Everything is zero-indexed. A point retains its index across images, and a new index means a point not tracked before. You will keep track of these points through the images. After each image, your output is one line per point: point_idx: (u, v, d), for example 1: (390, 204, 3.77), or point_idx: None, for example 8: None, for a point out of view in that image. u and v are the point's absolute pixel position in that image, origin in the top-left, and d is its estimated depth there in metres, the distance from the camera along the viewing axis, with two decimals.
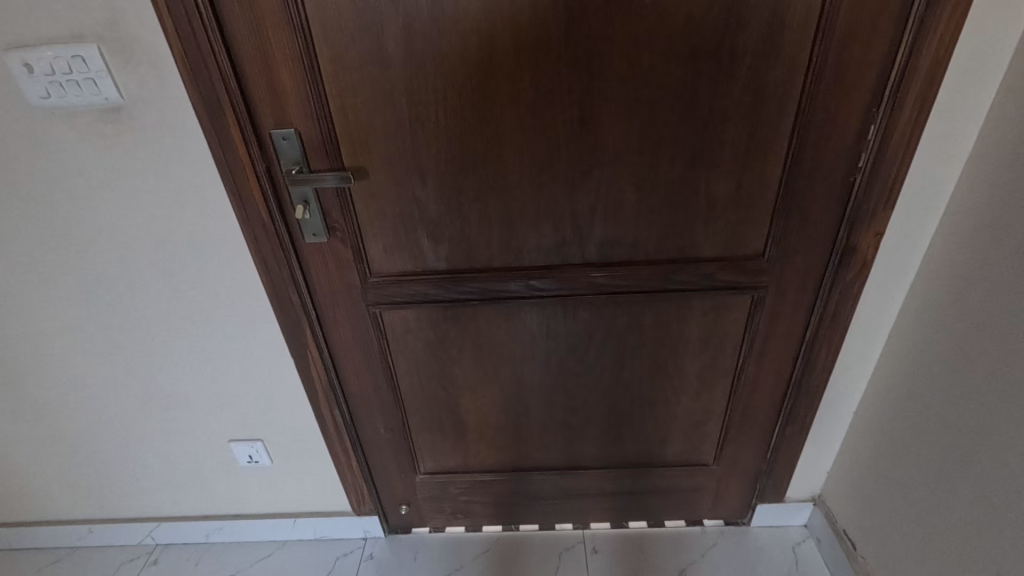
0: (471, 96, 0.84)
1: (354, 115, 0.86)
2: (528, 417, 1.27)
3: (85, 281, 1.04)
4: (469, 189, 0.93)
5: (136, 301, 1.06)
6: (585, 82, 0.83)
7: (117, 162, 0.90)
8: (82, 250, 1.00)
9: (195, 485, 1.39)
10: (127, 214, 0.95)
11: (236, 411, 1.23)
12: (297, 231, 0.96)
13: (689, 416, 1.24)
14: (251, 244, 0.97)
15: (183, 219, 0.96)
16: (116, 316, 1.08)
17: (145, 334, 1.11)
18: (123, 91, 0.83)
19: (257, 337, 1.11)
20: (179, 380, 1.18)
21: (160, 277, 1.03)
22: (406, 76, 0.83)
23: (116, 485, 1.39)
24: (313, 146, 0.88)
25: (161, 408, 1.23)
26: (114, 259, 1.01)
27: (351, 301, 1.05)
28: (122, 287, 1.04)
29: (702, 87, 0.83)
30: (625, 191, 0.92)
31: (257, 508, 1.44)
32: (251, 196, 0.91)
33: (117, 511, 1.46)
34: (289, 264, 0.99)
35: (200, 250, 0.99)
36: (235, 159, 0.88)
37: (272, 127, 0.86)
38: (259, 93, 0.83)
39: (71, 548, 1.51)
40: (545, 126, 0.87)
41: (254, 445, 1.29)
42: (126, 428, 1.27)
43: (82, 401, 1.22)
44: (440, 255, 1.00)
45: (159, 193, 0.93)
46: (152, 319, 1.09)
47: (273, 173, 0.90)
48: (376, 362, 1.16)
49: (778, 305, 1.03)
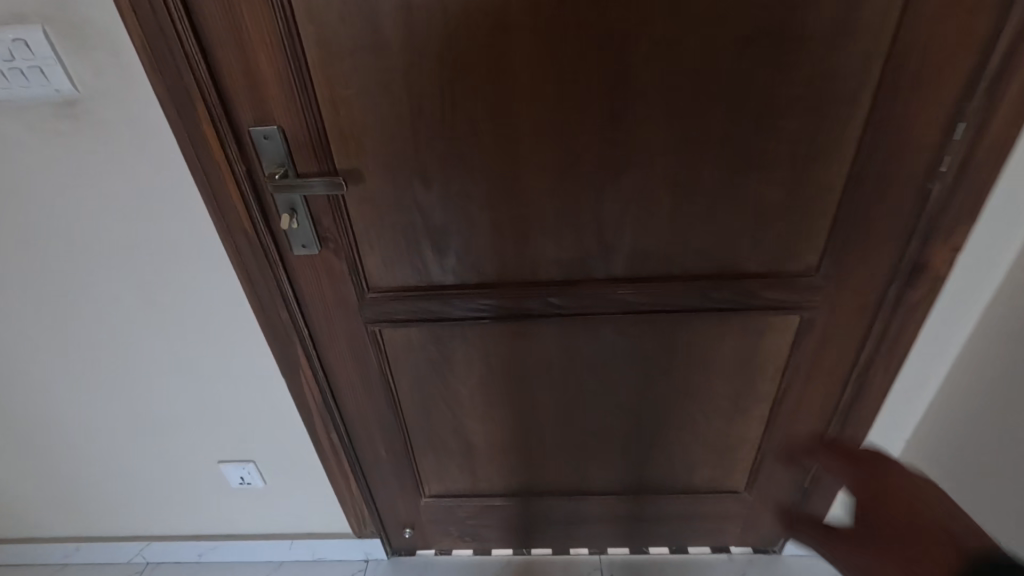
0: (484, 89, 0.72)
1: (347, 109, 0.73)
2: (542, 440, 1.16)
3: (53, 294, 0.94)
4: (480, 195, 0.80)
5: (112, 316, 0.96)
6: (618, 71, 0.70)
7: (76, 163, 0.79)
8: (48, 260, 0.90)
9: (185, 505, 1.30)
10: (93, 222, 0.85)
11: (225, 431, 1.14)
12: (284, 242, 0.84)
13: (720, 442, 1.13)
14: (233, 256, 0.86)
15: (158, 227, 0.85)
16: (91, 330, 0.99)
17: (123, 351, 1.01)
18: (77, 83, 0.72)
19: (246, 354, 1.01)
20: (162, 398, 1.09)
21: (136, 290, 0.93)
22: (407, 65, 0.70)
23: (102, 503, 1.31)
24: (300, 146, 0.76)
25: (145, 426, 1.14)
26: (84, 271, 0.91)
27: (347, 317, 0.94)
28: (95, 300, 0.94)
29: (758, 77, 0.70)
30: (659, 198, 0.80)
31: (252, 528, 1.35)
32: (230, 203, 0.80)
33: (105, 529, 1.38)
34: (276, 278, 0.88)
35: (178, 261, 0.89)
36: (210, 161, 0.76)
37: (252, 124, 0.74)
38: (235, 84, 0.71)
39: (59, 566, 1.43)
40: (569, 124, 0.74)
41: (247, 466, 1.20)
42: (110, 445, 1.18)
43: (60, 417, 1.13)
44: (447, 269, 0.89)
45: (127, 199, 0.82)
46: (129, 334, 0.99)
47: (254, 176, 0.78)
48: (377, 383, 1.05)
49: (829, 326, 0.91)
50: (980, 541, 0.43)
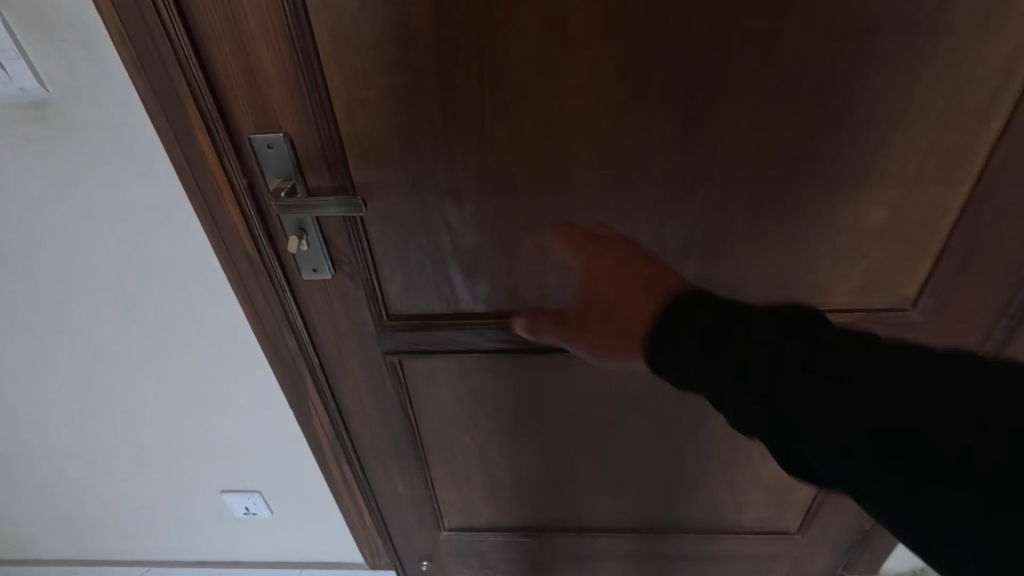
0: (532, 90, 0.59)
1: (367, 114, 0.61)
2: (574, 477, 1.05)
3: (32, 317, 0.84)
4: (521, 214, 0.68)
5: (103, 342, 0.87)
6: (697, 69, 0.57)
7: (48, 172, 0.68)
8: (23, 280, 0.79)
9: (186, 530, 1.23)
10: (72, 238, 0.74)
11: (227, 458, 1.06)
12: (292, 265, 0.73)
13: (774, 482, 1.02)
14: (233, 279, 0.74)
15: (149, 246, 0.74)
16: (76, 354, 0.89)
17: (113, 375, 0.92)
18: (45, 79, 0.60)
19: (251, 381, 0.91)
20: (158, 424, 1.00)
21: (124, 312, 0.83)
22: (438, 60, 0.58)
23: (99, 528, 1.23)
24: (310, 157, 0.64)
25: (141, 452, 1.06)
26: (63, 292, 0.81)
27: (362, 346, 0.83)
28: (83, 325, 0.85)
29: (871, 76, 0.57)
30: (733, 222, 0.68)
31: (259, 555, 1.28)
32: (228, 221, 0.68)
33: (103, 554, 1.30)
34: (283, 304, 0.77)
35: (171, 281, 0.78)
36: (204, 174, 0.64)
37: (253, 131, 0.62)
38: (233, 83, 0.59)
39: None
40: (632, 132, 0.62)
41: (251, 496, 1.12)
42: (103, 471, 1.10)
43: (48, 443, 1.05)
44: (478, 296, 0.77)
45: (110, 213, 0.71)
46: (119, 359, 0.89)
47: (256, 191, 0.66)
48: (394, 414, 0.94)
49: None
50: (676, 287, 0.50)
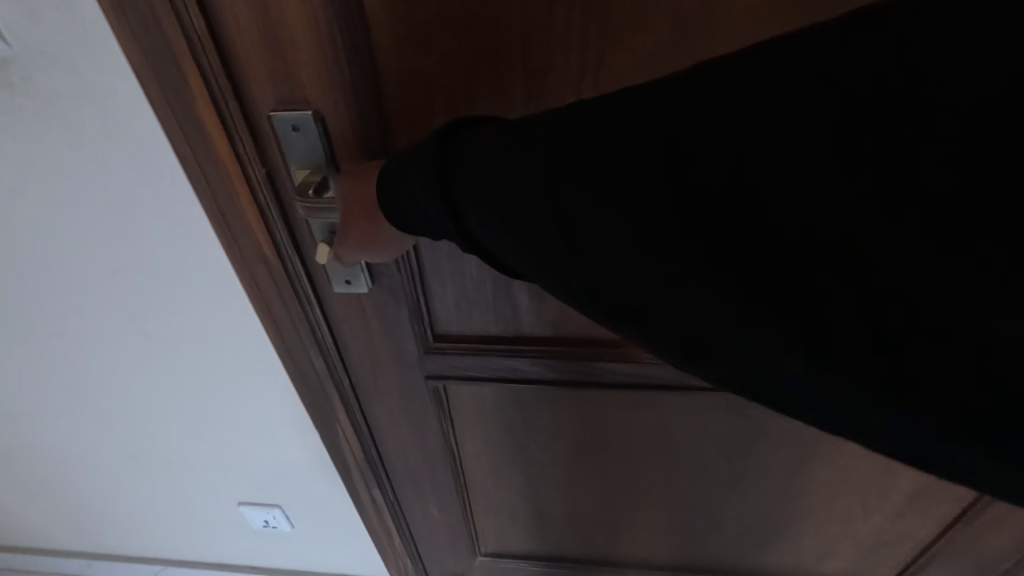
0: (657, 64, 0.44)
1: (427, 89, 0.46)
2: (632, 514, 0.92)
3: (23, 321, 0.74)
4: None
5: (107, 348, 0.77)
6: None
7: (19, 152, 0.55)
8: (11, 282, 0.69)
9: (202, 534, 1.17)
10: (59, 233, 0.63)
11: (245, 470, 0.98)
12: (320, 275, 0.59)
13: (870, 537, 0.87)
14: (250, 288, 0.60)
15: (150, 241, 0.62)
16: (75, 361, 0.80)
17: (118, 384, 0.83)
18: (5, 31, 0.47)
19: (274, 392, 0.82)
20: (170, 434, 0.92)
21: (125, 318, 0.72)
22: (535, 19, 0.43)
23: (114, 527, 1.17)
24: (348, 145, 0.49)
25: (150, 459, 0.98)
26: (55, 294, 0.70)
27: (400, 368, 0.69)
28: (84, 331, 0.75)
29: None
30: None
31: (280, 560, 1.23)
32: (243, 223, 0.54)
33: (120, 550, 1.25)
34: (309, 318, 0.63)
35: (174, 282, 0.67)
36: (211, 161, 0.49)
37: (274, 106, 0.47)
38: (244, 41, 0.43)
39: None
40: None
41: (271, 510, 1.07)
42: (113, 476, 1.03)
43: (53, 449, 0.98)
44: (544, 319, 0.63)
45: (98, 202, 0.59)
46: (124, 368, 0.80)
47: (277, 185, 0.52)
48: (433, 443, 0.81)
49: None
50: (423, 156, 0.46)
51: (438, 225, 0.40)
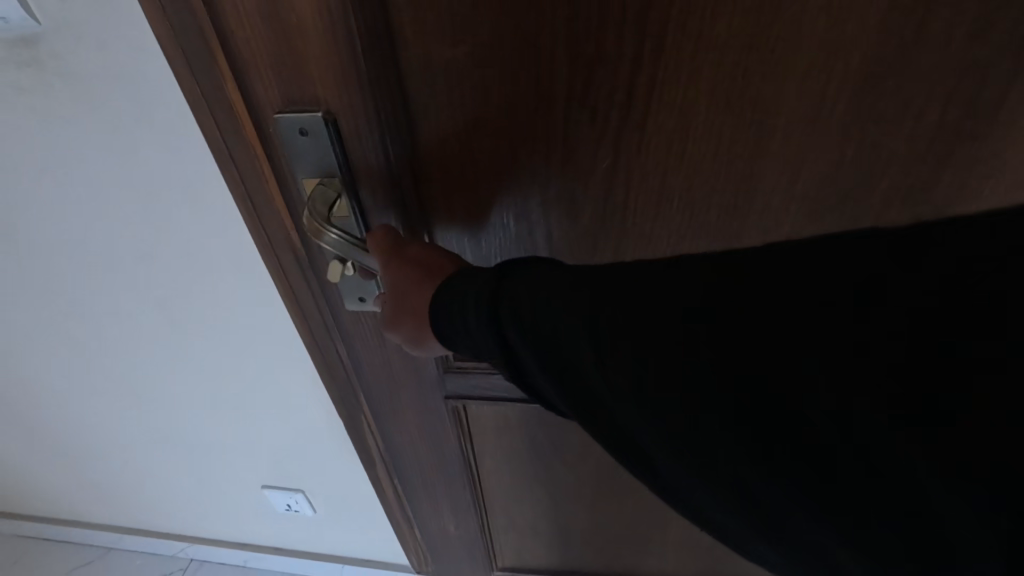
0: (726, 53, 0.38)
1: (458, 87, 0.40)
2: (660, 533, 0.87)
3: (49, 305, 0.72)
4: (665, 236, 0.49)
5: (129, 332, 0.74)
6: (1003, 42, 0.36)
7: (47, 136, 0.52)
8: (34, 264, 0.66)
9: (229, 515, 1.15)
10: (84, 219, 0.59)
11: (270, 454, 0.95)
12: (331, 291, 0.53)
13: None
14: (278, 278, 0.54)
15: (176, 231, 0.59)
16: (98, 344, 0.77)
17: (145, 371, 0.80)
18: (34, 7, 0.43)
19: (296, 384, 0.79)
20: (196, 420, 0.89)
21: (149, 305, 0.69)
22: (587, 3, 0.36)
23: (142, 504, 1.17)
24: (363, 154, 0.42)
25: (176, 444, 0.96)
26: (75, 276, 0.67)
27: (419, 389, 0.64)
28: (101, 314, 0.72)
29: None
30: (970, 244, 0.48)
31: (305, 539, 1.19)
32: (273, 212, 0.47)
33: (149, 524, 1.25)
34: (337, 317, 0.56)
35: (200, 271, 0.63)
36: (241, 145, 0.43)
37: (280, 108, 0.40)
38: (244, 32, 0.37)
39: (105, 549, 1.34)
40: (855, 126, 0.41)
41: (295, 494, 1.03)
42: (139, 458, 1.01)
43: (81, 429, 0.96)
44: None
45: (127, 189, 0.56)
46: (148, 353, 0.77)
47: (290, 186, 0.45)
48: (452, 464, 0.76)
49: None
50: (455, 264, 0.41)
51: (463, 320, 0.37)
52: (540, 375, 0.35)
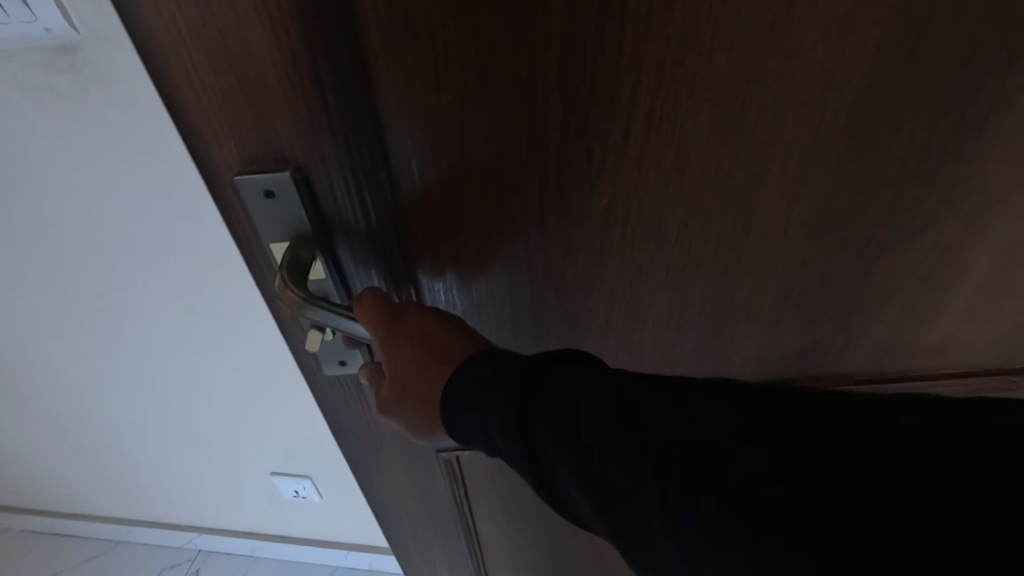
0: (726, 90, 0.36)
1: (441, 133, 0.36)
2: None
3: (81, 296, 0.86)
4: (664, 271, 0.47)
5: (158, 327, 0.90)
6: (982, 70, 0.37)
7: (83, 134, 0.63)
8: (70, 262, 0.80)
9: (238, 508, 1.40)
10: (122, 217, 0.73)
11: (278, 453, 1.17)
12: (306, 357, 0.48)
13: None
14: (283, 320, 0.45)
15: (194, 226, 0.74)
16: (131, 343, 0.94)
17: (167, 363, 0.98)
18: (74, 20, 0.54)
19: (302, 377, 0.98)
20: (213, 416, 1.10)
21: (171, 293, 0.84)
22: (579, 38, 0.33)
23: (162, 495, 1.40)
24: (338, 211, 0.38)
25: (196, 444, 1.18)
26: (112, 276, 0.82)
27: (408, 444, 0.58)
28: (130, 305, 0.86)
29: None
30: (946, 262, 0.50)
31: (304, 525, 1.41)
32: (268, 242, 0.39)
33: (163, 517, 1.50)
34: (356, 358, 0.47)
35: (218, 265, 0.79)
36: (225, 158, 0.35)
37: (239, 168, 0.35)
38: (195, 85, 0.32)
39: (113, 543, 1.59)
40: (848, 152, 0.41)
41: (301, 482, 1.24)
42: (163, 458, 1.25)
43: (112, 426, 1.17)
44: None
45: (155, 185, 0.69)
46: (169, 349, 0.95)
47: (260, 238, 0.39)
48: (446, 516, 0.69)
49: None
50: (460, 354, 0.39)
51: (479, 412, 0.37)
52: (560, 464, 0.34)
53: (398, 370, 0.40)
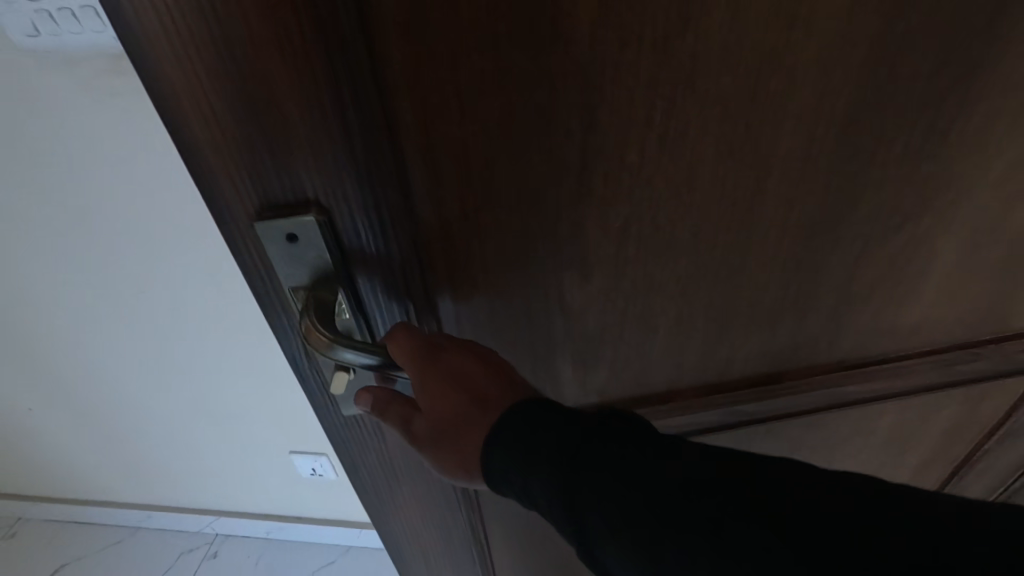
0: (733, 106, 0.38)
1: (464, 164, 0.36)
2: None
3: (121, 267, 1.06)
4: (673, 284, 0.48)
5: (180, 296, 1.10)
6: (944, 80, 0.41)
7: (132, 120, 0.86)
8: (117, 238, 1.01)
9: (253, 483, 1.58)
10: (157, 193, 0.94)
11: (303, 432, 1.40)
12: (322, 399, 0.46)
13: None
14: (299, 363, 0.43)
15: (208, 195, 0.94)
16: (162, 314, 1.14)
17: (193, 335, 1.18)
18: None
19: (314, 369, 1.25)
20: (232, 391, 1.30)
21: (194, 264, 1.05)
22: (599, 69, 0.34)
23: (187, 475, 1.59)
24: (361, 248, 0.36)
25: (218, 419, 1.38)
26: (145, 246, 1.02)
27: (425, 479, 0.56)
28: (161, 275, 1.07)
29: None
30: (921, 252, 0.54)
31: (318, 513, 1.65)
32: (289, 285, 0.37)
33: (182, 499, 1.69)
34: None
35: None
36: (244, 202, 0.33)
37: (259, 212, 0.34)
38: (213, 129, 0.30)
39: (131, 530, 1.77)
40: (835, 160, 0.44)
41: (318, 459, 1.46)
42: (184, 426, 1.42)
43: (143, 402, 1.36)
44: (588, 390, 0.56)
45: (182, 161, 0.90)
46: (189, 317, 1.14)
47: (279, 283, 0.37)
48: (462, 545, 0.67)
49: (1000, 385, 0.77)
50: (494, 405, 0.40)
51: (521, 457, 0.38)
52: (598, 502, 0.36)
53: (437, 412, 0.40)
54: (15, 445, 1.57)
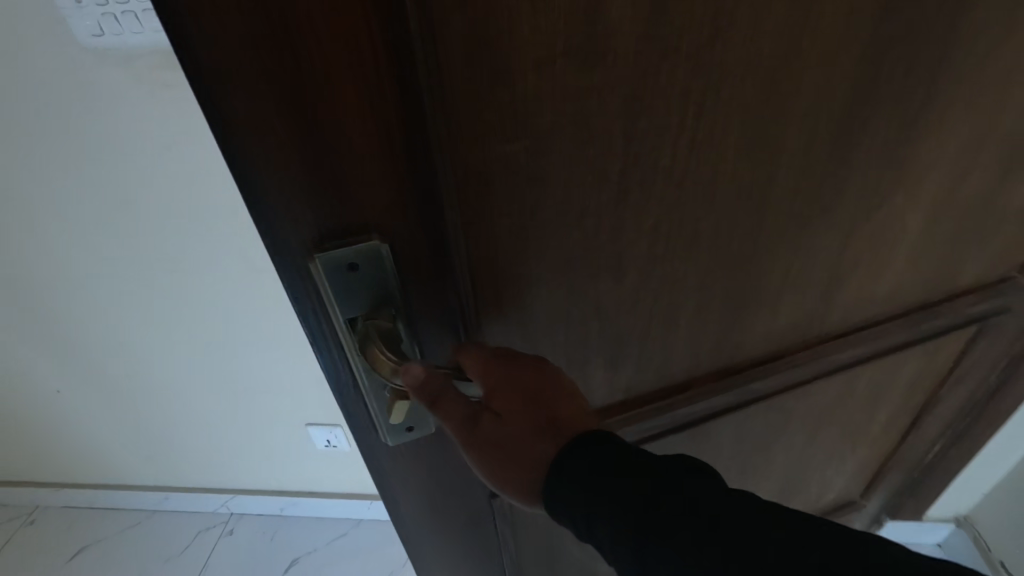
0: (751, 113, 0.41)
1: (513, 181, 0.36)
2: None
3: (145, 251, 1.05)
4: (694, 278, 0.51)
5: (204, 286, 1.10)
6: (917, 78, 0.46)
7: (175, 117, 0.88)
8: (144, 225, 1.01)
9: (271, 461, 1.49)
10: (191, 188, 0.96)
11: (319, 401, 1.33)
12: (369, 428, 0.44)
13: (860, 452, 1.02)
14: (350, 394, 0.41)
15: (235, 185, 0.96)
16: (179, 302, 1.13)
17: (216, 322, 1.16)
18: None
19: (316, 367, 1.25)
20: (250, 364, 1.25)
21: (219, 255, 1.05)
22: (640, 86, 0.36)
23: (204, 458, 1.50)
24: (417, 272, 0.36)
25: (233, 387, 1.30)
26: (171, 234, 1.02)
27: (464, 496, 0.56)
28: (187, 264, 1.07)
29: None
30: (896, 225, 0.60)
31: (329, 488, 1.56)
32: (345, 317, 0.36)
33: (196, 481, 1.57)
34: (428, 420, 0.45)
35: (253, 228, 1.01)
36: (304, 234, 0.32)
37: (317, 244, 0.33)
38: (277, 164, 0.29)
39: (150, 512, 1.63)
40: (831, 153, 0.48)
41: (333, 430, 1.39)
42: (196, 400, 1.33)
43: (163, 377, 1.29)
44: (615, 387, 0.57)
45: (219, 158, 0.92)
46: (209, 305, 1.13)
47: (334, 314, 0.36)
48: (494, 559, 0.66)
49: (950, 339, 0.86)
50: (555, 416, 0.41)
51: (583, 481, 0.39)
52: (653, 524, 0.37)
53: (504, 429, 0.41)
54: (18, 425, 1.44)
